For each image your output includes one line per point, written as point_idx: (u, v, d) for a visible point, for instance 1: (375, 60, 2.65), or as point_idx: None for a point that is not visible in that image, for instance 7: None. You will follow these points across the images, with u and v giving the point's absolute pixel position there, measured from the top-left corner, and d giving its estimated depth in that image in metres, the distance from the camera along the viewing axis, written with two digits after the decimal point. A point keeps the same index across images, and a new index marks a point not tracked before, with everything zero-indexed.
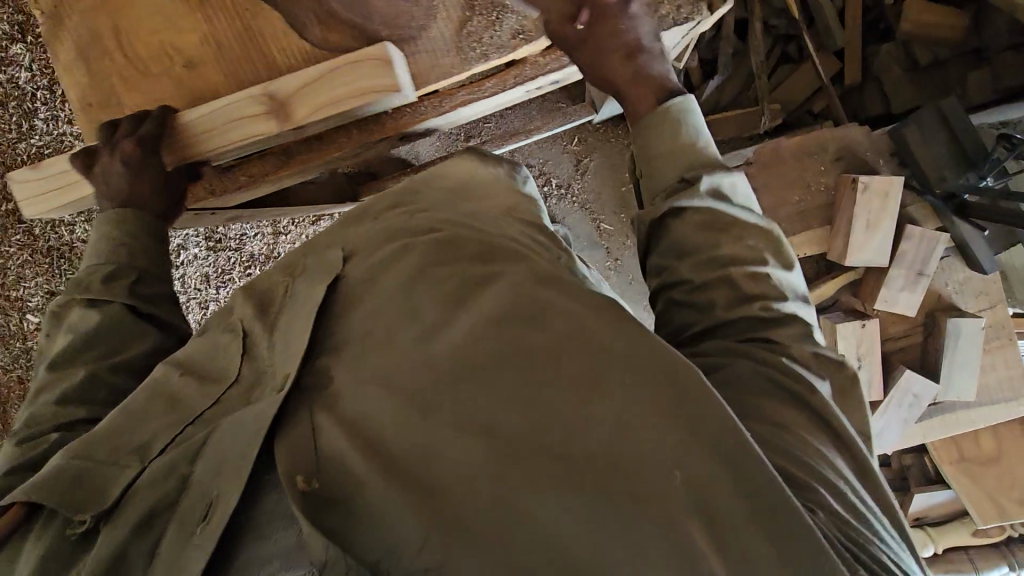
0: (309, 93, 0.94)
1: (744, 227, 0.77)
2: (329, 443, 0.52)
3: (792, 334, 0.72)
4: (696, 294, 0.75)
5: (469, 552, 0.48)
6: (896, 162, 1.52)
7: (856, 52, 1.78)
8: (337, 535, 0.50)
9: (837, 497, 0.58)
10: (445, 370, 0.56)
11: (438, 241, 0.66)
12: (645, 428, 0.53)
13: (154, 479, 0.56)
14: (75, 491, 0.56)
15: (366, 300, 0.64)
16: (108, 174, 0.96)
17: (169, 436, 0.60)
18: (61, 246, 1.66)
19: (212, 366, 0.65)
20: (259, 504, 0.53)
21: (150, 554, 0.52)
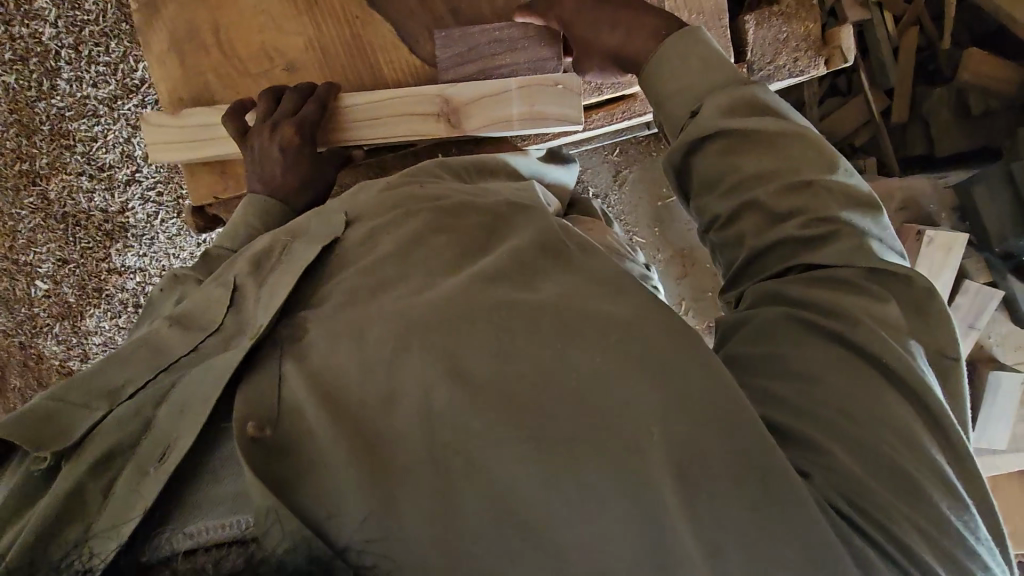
0: (485, 105, 0.92)
1: (786, 134, 0.64)
2: (292, 392, 0.53)
3: (841, 250, 0.58)
4: (729, 232, 0.66)
5: (425, 498, 0.47)
6: (958, 217, 1.25)
7: (908, 92, 1.44)
8: (283, 480, 0.47)
9: (861, 454, 0.51)
10: (421, 323, 0.55)
11: (444, 208, 0.68)
12: (625, 379, 0.51)
13: (121, 422, 0.50)
14: (38, 426, 0.49)
15: (351, 264, 0.64)
16: (262, 155, 0.90)
17: (143, 381, 0.54)
18: (76, 213, 1.38)
19: (201, 318, 0.61)
20: (217, 448, 0.49)
21: (106, 493, 0.46)
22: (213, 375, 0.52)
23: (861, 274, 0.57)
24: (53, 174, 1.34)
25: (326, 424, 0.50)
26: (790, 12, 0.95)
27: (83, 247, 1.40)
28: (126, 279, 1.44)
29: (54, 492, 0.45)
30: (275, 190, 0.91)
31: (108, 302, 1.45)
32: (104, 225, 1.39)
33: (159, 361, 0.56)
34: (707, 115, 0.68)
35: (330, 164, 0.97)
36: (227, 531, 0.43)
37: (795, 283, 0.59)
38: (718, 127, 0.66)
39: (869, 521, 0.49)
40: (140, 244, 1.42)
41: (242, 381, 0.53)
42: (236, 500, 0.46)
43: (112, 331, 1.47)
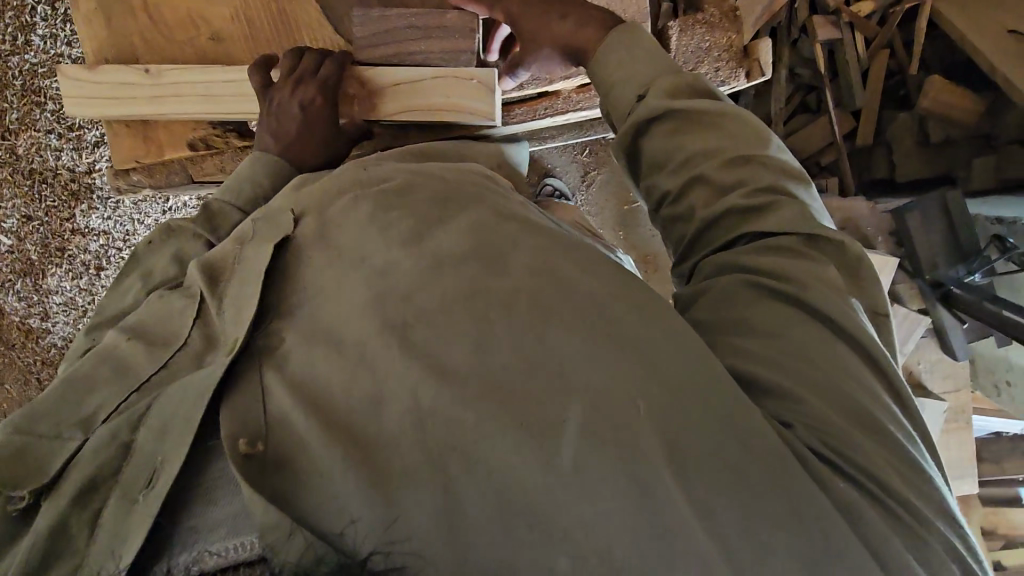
0: (409, 92, 0.94)
1: (727, 116, 0.71)
2: (278, 403, 0.53)
3: (783, 218, 0.64)
4: (681, 207, 0.71)
5: (419, 495, 0.47)
6: (893, 241, 1.46)
7: (871, 114, 1.84)
8: (280, 496, 0.48)
9: (828, 400, 0.55)
10: (399, 323, 0.54)
11: (392, 188, 0.65)
12: (601, 364, 0.51)
13: (96, 452, 0.51)
14: (11, 467, 0.52)
15: (311, 254, 0.62)
16: (284, 111, 0.90)
17: (114, 404, 0.55)
18: (43, 170, 1.31)
19: (165, 328, 0.61)
20: (208, 468, 0.50)
21: (92, 524, 0.48)
22: (188, 393, 0.52)
23: (799, 242, 0.63)
24: (24, 130, 1.28)
25: (311, 433, 0.50)
26: (713, 23, 1.00)
27: (48, 206, 1.34)
28: (90, 241, 1.37)
29: (38, 528, 0.47)
30: (286, 147, 0.92)
31: (70, 263, 1.39)
32: (72, 184, 1.32)
33: (128, 383, 0.56)
34: (654, 94, 0.75)
35: (347, 133, 0.98)
36: (229, 557, 0.44)
37: (744, 254, 0.64)
38: (665, 107, 0.73)
39: (840, 460, 0.52)
40: (106, 206, 1.34)
41: (227, 396, 0.53)
42: (237, 521, 0.46)
43: (75, 291, 1.42)
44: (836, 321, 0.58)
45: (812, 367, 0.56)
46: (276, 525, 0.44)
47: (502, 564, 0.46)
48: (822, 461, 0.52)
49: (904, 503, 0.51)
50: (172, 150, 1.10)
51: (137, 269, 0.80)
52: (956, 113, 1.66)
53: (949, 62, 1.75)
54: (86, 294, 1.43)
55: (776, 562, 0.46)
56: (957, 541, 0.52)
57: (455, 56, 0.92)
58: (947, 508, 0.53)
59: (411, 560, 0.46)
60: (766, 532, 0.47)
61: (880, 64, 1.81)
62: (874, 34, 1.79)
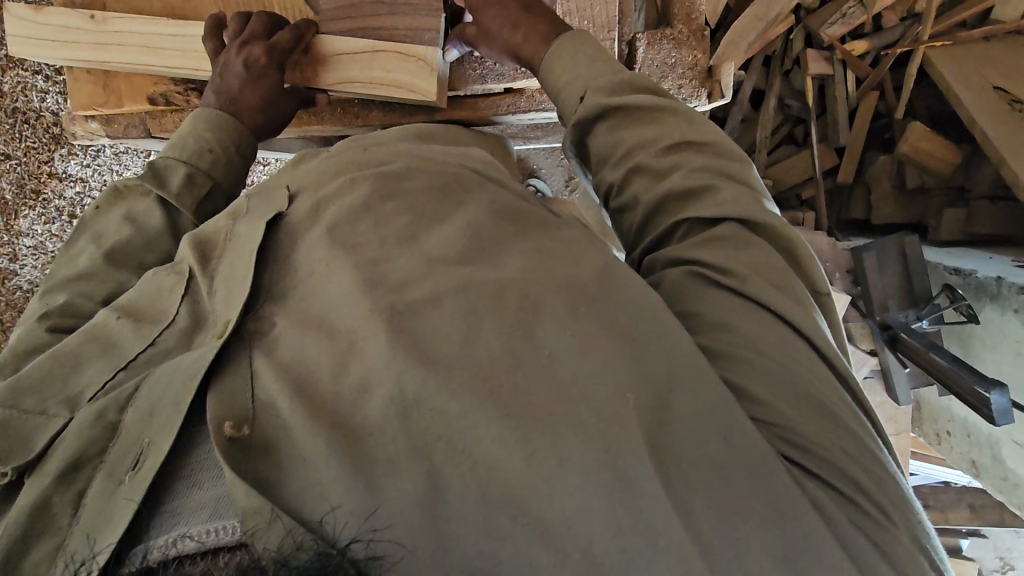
0: (352, 63, 0.89)
1: (663, 109, 0.71)
2: (265, 387, 0.54)
3: (726, 195, 0.64)
4: (625, 196, 0.71)
5: (400, 474, 0.49)
6: (850, 278, 1.46)
7: (857, 151, 1.88)
8: (266, 479, 0.49)
9: (791, 399, 0.54)
10: (394, 311, 0.56)
11: (387, 175, 0.66)
12: (582, 362, 0.53)
13: (83, 429, 0.51)
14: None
15: (302, 238, 0.62)
16: (225, 68, 0.84)
17: (101, 382, 0.55)
18: (27, 111, 1.24)
19: (155, 307, 0.61)
20: (194, 450, 0.51)
21: (78, 502, 0.48)
22: (176, 377, 0.53)
23: (738, 230, 0.63)
24: (8, 68, 1.21)
25: (292, 414, 0.51)
26: (680, 39, 0.91)
27: (28, 146, 1.27)
28: (66, 186, 1.32)
29: (21, 505, 0.48)
30: (228, 105, 0.84)
31: (43, 206, 1.32)
32: (53, 128, 1.26)
33: (115, 360, 0.57)
34: (595, 92, 0.75)
35: (292, 98, 0.89)
36: (214, 541, 0.44)
37: (683, 247, 0.65)
38: (602, 104, 0.73)
39: (809, 462, 0.52)
40: (86, 155, 1.29)
41: (212, 383, 0.54)
42: (217, 505, 0.47)
43: (45, 237, 1.35)
44: (802, 324, 0.58)
45: (790, 368, 0.55)
46: (261, 509, 0.45)
47: (484, 557, 0.47)
48: (797, 463, 0.52)
49: (868, 497, 0.51)
50: (131, 103, 1.00)
51: (88, 230, 0.78)
52: (932, 161, 1.70)
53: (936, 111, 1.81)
54: (58, 239, 1.36)
55: (756, 561, 0.47)
56: (925, 549, 0.52)
57: (418, 35, 0.88)
58: (914, 509, 0.54)
59: (394, 550, 0.47)
60: (745, 528, 0.48)
61: (869, 104, 1.85)
62: (865, 74, 1.83)
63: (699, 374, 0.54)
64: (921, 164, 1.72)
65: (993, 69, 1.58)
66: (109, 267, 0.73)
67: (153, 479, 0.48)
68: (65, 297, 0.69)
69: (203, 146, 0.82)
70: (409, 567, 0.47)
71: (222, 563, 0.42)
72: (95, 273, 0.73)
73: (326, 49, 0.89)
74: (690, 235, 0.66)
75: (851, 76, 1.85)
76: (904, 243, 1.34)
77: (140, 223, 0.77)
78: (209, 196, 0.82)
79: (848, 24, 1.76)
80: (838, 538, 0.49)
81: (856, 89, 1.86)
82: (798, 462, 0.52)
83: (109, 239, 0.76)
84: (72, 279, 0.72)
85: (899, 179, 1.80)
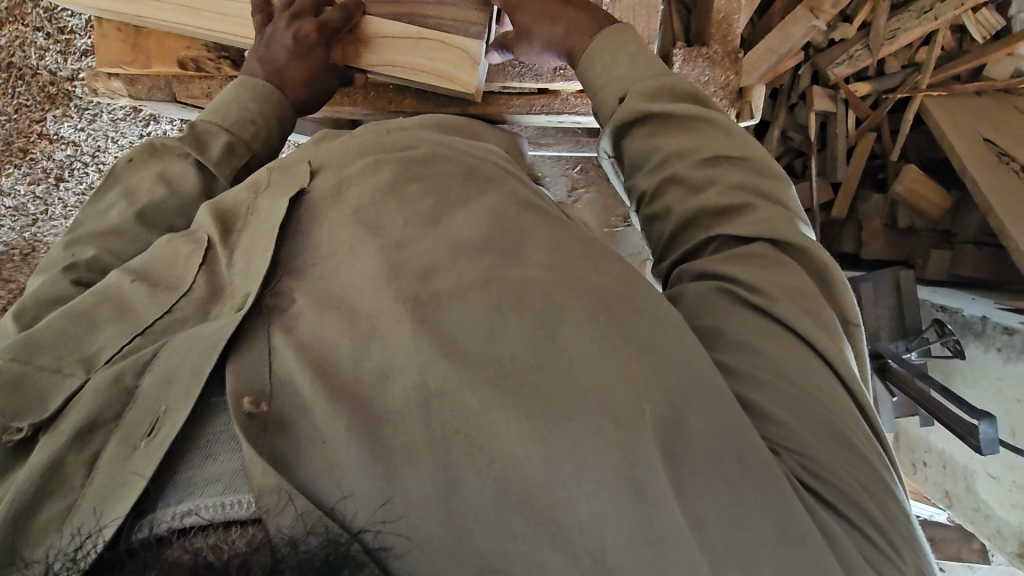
0: (397, 48, 0.88)
1: (700, 121, 0.74)
2: (284, 364, 0.52)
3: (761, 215, 0.67)
4: (657, 205, 0.74)
5: (422, 466, 0.48)
6: None
7: (849, 191, 1.94)
8: (274, 458, 0.47)
9: (804, 423, 0.56)
10: (426, 295, 0.55)
11: (415, 159, 0.66)
12: (608, 360, 0.53)
13: (98, 393, 0.49)
14: (10, 397, 0.50)
15: (325, 216, 0.61)
16: (273, 41, 0.85)
17: (119, 345, 0.53)
18: (23, 67, 1.30)
19: (170, 273, 0.60)
20: (210, 421, 0.49)
21: (91, 466, 0.46)
22: (198, 346, 0.51)
23: (767, 248, 0.66)
24: (8, 22, 1.26)
25: (312, 393, 0.50)
26: (716, 59, 0.90)
27: (20, 103, 1.33)
28: (56, 148, 1.37)
29: (34, 463, 0.46)
30: (273, 77, 0.84)
31: (31, 165, 1.38)
32: (49, 87, 1.32)
33: (132, 326, 0.55)
34: (634, 96, 0.78)
35: (334, 76, 0.89)
36: (232, 512, 0.43)
37: (717, 260, 0.67)
38: (642, 110, 0.76)
39: (822, 485, 0.54)
40: (82, 118, 1.35)
41: (232, 353, 0.52)
42: (233, 478, 0.45)
43: (28, 197, 1.40)
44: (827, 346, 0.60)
45: (809, 395, 0.57)
46: (274, 487, 0.44)
47: (498, 556, 0.46)
48: (811, 488, 0.54)
49: (871, 525, 0.53)
50: (160, 65, 0.96)
51: (118, 185, 0.76)
52: (923, 204, 1.77)
53: (927, 156, 1.89)
54: (39, 201, 1.41)
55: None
56: None
57: (465, 27, 0.87)
58: (917, 541, 0.55)
59: (399, 542, 0.46)
60: (754, 548, 0.49)
61: (866, 144, 1.92)
62: (865, 115, 1.90)
63: (716, 395, 0.55)
64: (912, 206, 1.80)
65: (983, 122, 1.67)
66: (138, 226, 0.72)
67: (167, 448, 0.46)
68: (92, 253, 0.68)
69: (247, 116, 0.82)
70: (414, 563, 0.46)
71: (234, 540, 0.41)
72: (121, 229, 0.71)
73: (371, 31, 0.89)
74: (724, 248, 0.68)
75: (851, 115, 1.91)
76: (899, 276, 1.40)
77: (174, 184, 0.76)
78: (245, 166, 0.81)
79: (854, 66, 1.82)
80: (840, 561, 0.50)
81: (855, 128, 1.93)
82: (811, 486, 0.53)
83: (141, 197, 0.74)
84: (101, 234, 0.70)
85: (891, 218, 1.87)
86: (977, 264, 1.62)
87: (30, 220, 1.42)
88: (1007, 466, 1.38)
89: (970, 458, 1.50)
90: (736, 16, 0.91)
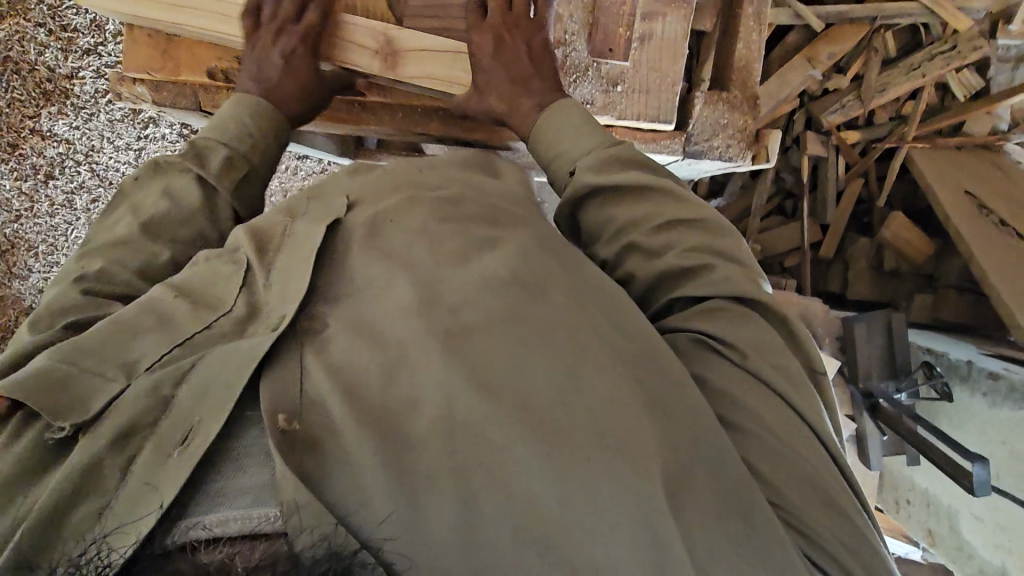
0: (426, 58, 0.86)
1: (649, 189, 0.71)
2: (314, 385, 0.51)
3: (729, 275, 0.64)
4: (620, 273, 0.71)
5: (441, 500, 0.45)
6: (837, 346, 1.53)
7: (839, 230, 2.02)
8: (303, 471, 0.46)
9: (806, 487, 0.55)
10: (452, 328, 0.54)
11: (443, 198, 0.67)
12: (629, 406, 0.51)
13: (137, 399, 0.48)
14: (51, 398, 0.47)
15: (360, 244, 0.62)
16: (264, 58, 0.84)
17: (159, 355, 0.52)
18: (19, 62, 1.30)
19: (206, 291, 0.59)
20: (240, 437, 0.47)
21: (125, 471, 0.45)
22: (238, 354, 0.51)
23: (732, 303, 0.64)
24: (8, 15, 1.26)
25: (339, 414, 0.49)
26: (735, 104, 0.95)
27: (14, 97, 1.32)
28: (49, 145, 1.37)
29: (69, 466, 0.44)
30: (268, 95, 0.84)
31: (18, 161, 1.37)
32: (46, 84, 1.32)
33: (170, 337, 0.53)
34: (583, 169, 0.75)
35: (325, 88, 0.88)
36: (257, 524, 0.42)
37: (687, 314, 0.65)
38: (593, 183, 0.73)
39: (823, 554, 0.53)
40: (79, 116, 1.36)
41: (265, 372, 0.51)
42: (261, 491, 0.45)
43: (13, 193, 1.39)
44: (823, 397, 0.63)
45: (806, 460, 0.56)
46: (299, 504, 0.42)
47: None
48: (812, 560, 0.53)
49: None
50: (189, 74, 0.94)
51: (126, 201, 0.75)
52: (910, 250, 1.82)
53: (909, 206, 1.95)
54: (22, 198, 1.40)
55: None
56: None
57: None
58: None
59: (402, 560, 0.44)
60: None
61: (853, 190, 2.00)
62: (854, 161, 1.99)
63: (718, 454, 0.53)
64: (898, 251, 1.86)
65: (961, 174, 1.75)
66: (143, 236, 0.71)
67: (200, 457, 0.45)
68: (101, 263, 0.67)
69: (244, 132, 0.82)
70: None
71: (256, 551, 0.40)
72: (128, 241, 0.70)
73: (394, 38, 0.85)
74: (686, 308, 0.67)
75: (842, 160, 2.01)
76: (891, 317, 1.46)
77: (178, 199, 0.75)
78: (243, 177, 0.81)
79: (847, 114, 1.91)
80: None
81: (845, 173, 2.02)
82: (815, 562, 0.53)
83: (143, 211, 0.73)
84: (108, 245, 0.69)
85: (877, 261, 1.94)
86: (959, 309, 1.69)
87: (10, 216, 1.41)
88: (991, 508, 1.49)
89: (953, 497, 1.58)
90: (756, 64, 0.97)
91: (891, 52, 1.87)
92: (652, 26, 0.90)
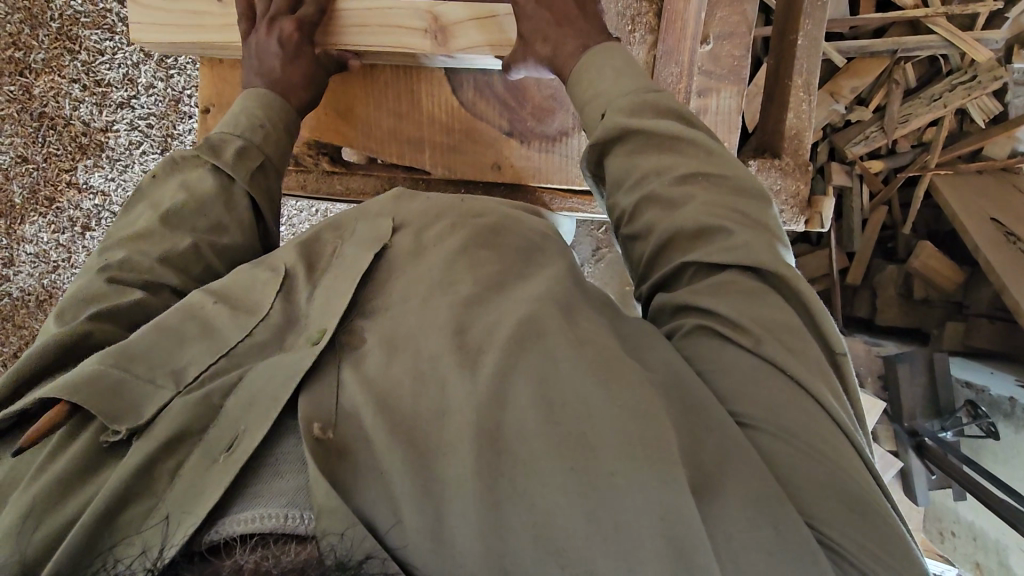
0: (473, 28, 0.89)
1: (680, 138, 0.69)
2: (350, 399, 0.53)
3: (746, 239, 0.61)
4: (637, 224, 0.69)
5: (469, 509, 0.46)
6: (881, 383, 1.51)
7: (864, 259, 2.01)
8: (339, 481, 0.48)
9: (842, 497, 0.50)
10: (478, 347, 0.55)
11: (487, 228, 0.69)
12: (654, 409, 0.50)
13: (187, 407, 0.51)
14: (107, 401, 0.51)
15: (403, 269, 0.65)
16: (261, 47, 0.88)
17: (205, 363, 0.56)
18: (55, 117, 1.40)
19: (246, 298, 0.63)
20: (277, 447, 0.50)
21: (175, 473, 0.48)
22: (282, 373, 0.54)
23: (741, 275, 0.61)
24: (45, 73, 1.38)
25: (373, 426, 0.51)
26: (787, 169, 0.94)
27: (49, 152, 1.42)
28: (85, 198, 1.45)
29: (126, 465, 0.48)
30: (274, 85, 0.88)
31: (56, 214, 1.45)
32: (80, 137, 1.42)
33: (216, 346, 0.57)
34: (615, 109, 0.74)
35: (322, 71, 0.93)
36: (289, 525, 0.44)
37: (700, 288, 0.62)
38: (623, 125, 0.72)
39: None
40: (113, 168, 1.43)
41: (303, 388, 0.54)
42: (296, 494, 0.46)
43: (51, 245, 1.47)
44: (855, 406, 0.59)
45: (850, 477, 0.51)
46: (329, 508, 0.44)
47: None
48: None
49: None
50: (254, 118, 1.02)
51: (145, 200, 0.77)
52: (938, 278, 1.80)
53: (933, 229, 1.95)
54: (61, 249, 1.48)
55: None
56: None
57: (554, 148, 0.99)
58: None
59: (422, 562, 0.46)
60: None
61: (878, 218, 1.99)
62: (878, 190, 1.98)
63: (744, 457, 0.49)
64: (928, 280, 1.83)
65: (987, 203, 1.78)
66: (163, 228, 0.73)
67: (245, 462, 0.48)
68: (123, 254, 0.70)
69: (255, 122, 0.84)
70: None
71: (291, 554, 0.41)
72: (149, 233, 0.72)
73: (441, 15, 0.89)
74: (699, 276, 0.63)
75: (866, 189, 1.99)
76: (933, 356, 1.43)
77: (194, 189, 0.77)
78: (261, 169, 0.83)
79: (869, 146, 1.92)
80: None
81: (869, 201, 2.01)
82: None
83: (163, 204, 0.75)
84: (133, 238, 0.72)
85: (906, 289, 1.90)
86: (990, 337, 1.68)
87: (49, 267, 1.48)
88: None
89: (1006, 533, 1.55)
90: (807, 134, 0.93)
91: (912, 83, 1.87)
92: (707, 102, 0.94)
